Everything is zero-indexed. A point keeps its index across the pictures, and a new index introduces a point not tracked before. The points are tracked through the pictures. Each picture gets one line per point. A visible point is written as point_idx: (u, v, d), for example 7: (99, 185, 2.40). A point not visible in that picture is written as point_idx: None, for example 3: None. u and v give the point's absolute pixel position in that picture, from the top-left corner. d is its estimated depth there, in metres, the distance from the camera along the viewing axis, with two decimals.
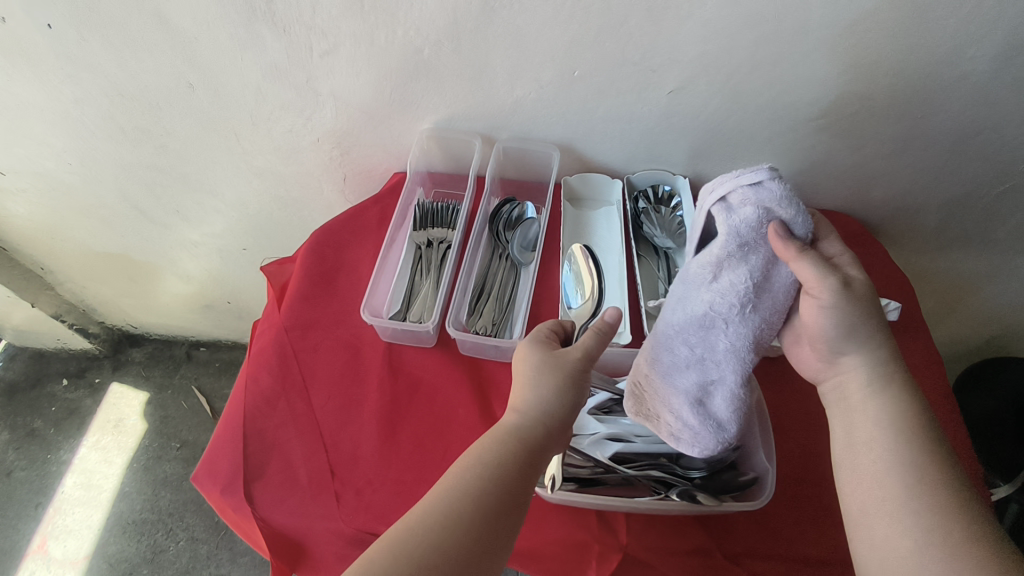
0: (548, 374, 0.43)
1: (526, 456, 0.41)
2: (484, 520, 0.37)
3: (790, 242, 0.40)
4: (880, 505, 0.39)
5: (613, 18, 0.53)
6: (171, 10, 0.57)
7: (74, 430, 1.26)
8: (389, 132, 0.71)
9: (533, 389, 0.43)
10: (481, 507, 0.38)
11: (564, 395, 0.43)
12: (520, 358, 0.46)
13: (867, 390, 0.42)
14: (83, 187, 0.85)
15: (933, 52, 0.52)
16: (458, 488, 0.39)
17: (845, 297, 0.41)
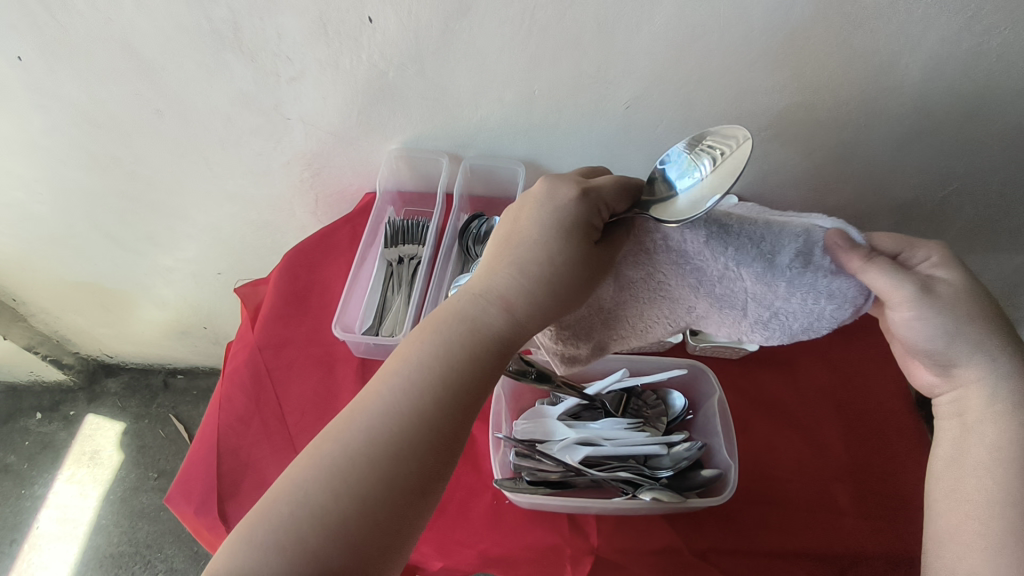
0: (538, 260, 0.41)
1: (466, 348, 0.41)
2: (415, 433, 0.39)
3: (855, 248, 0.38)
4: (967, 551, 0.41)
5: (568, 37, 0.55)
6: (140, 39, 0.58)
7: (49, 464, 1.24)
8: (358, 152, 0.72)
9: (510, 277, 0.42)
10: (415, 421, 0.39)
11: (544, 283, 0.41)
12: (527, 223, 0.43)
13: (987, 400, 0.42)
14: (54, 216, 0.85)
15: (868, 63, 0.55)
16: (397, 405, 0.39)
17: (932, 302, 0.39)
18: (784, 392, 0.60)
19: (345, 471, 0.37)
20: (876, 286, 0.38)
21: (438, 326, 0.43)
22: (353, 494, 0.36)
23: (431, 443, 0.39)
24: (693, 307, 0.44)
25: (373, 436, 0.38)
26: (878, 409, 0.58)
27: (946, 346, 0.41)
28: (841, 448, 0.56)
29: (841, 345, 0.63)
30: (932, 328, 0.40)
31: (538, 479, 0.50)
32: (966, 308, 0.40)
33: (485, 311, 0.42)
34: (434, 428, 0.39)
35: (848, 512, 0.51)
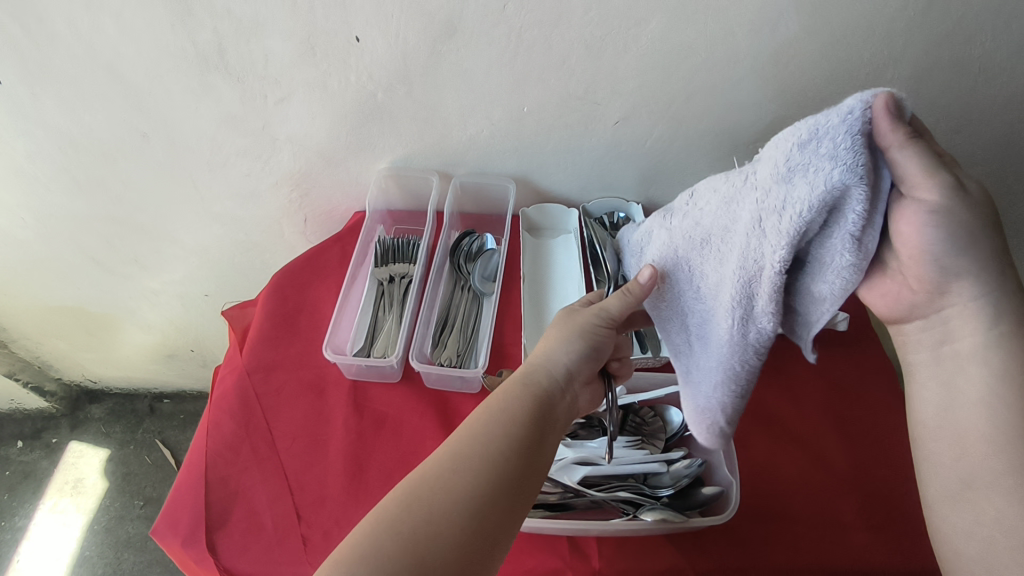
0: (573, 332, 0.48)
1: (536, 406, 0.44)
2: (515, 461, 0.40)
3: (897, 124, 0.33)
4: (985, 508, 0.38)
5: (556, 56, 0.55)
6: (124, 63, 0.58)
7: (30, 494, 1.21)
8: (347, 172, 0.71)
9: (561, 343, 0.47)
10: (514, 446, 0.40)
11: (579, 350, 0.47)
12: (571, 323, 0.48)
13: (988, 333, 0.38)
14: (36, 242, 0.83)
15: (855, 77, 0.56)
16: (493, 434, 0.41)
17: (954, 201, 0.35)
18: (782, 407, 0.59)
19: (458, 494, 0.37)
20: (898, 171, 0.34)
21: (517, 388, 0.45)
22: (471, 513, 0.37)
23: (525, 466, 0.40)
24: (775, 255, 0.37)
25: (475, 464, 0.39)
26: (878, 421, 0.58)
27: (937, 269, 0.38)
28: (842, 462, 0.55)
29: (836, 358, 0.63)
30: (941, 239, 0.36)
31: (536, 502, 0.49)
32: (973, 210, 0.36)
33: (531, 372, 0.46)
34: (526, 456, 0.41)
35: (853, 527, 0.50)
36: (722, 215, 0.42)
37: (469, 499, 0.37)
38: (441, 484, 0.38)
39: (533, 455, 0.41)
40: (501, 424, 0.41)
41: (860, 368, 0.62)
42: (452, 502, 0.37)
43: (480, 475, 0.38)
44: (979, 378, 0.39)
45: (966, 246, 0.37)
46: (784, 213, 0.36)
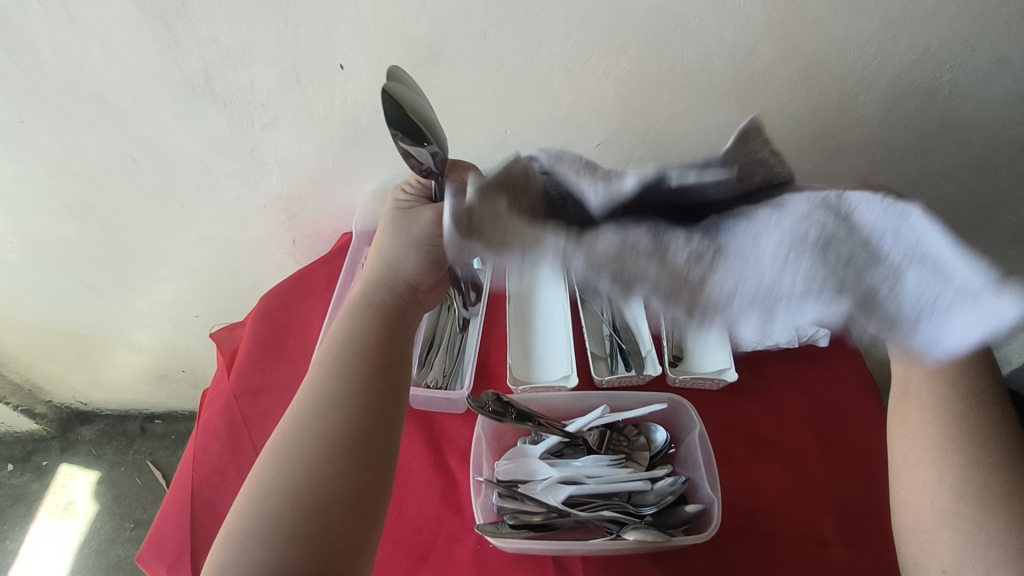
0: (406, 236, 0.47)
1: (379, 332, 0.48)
2: (379, 343, 0.47)
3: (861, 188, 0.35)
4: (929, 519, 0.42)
5: (537, 80, 0.57)
6: (113, 90, 0.59)
7: (19, 518, 1.20)
8: (334, 195, 0.72)
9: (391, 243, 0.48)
10: (372, 330, 0.47)
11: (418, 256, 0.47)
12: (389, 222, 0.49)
13: None
14: (26, 265, 0.84)
15: (829, 98, 0.58)
16: (355, 330, 0.47)
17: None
18: (766, 423, 0.60)
19: (338, 388, 0.45)
20: None
21: (352, 323, 0.48)
22: (356, 395, 0.44)
23: (388, 376, 0.47)
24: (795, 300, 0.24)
25: (345, 359, 0.46)
26: (860, 436, 0.59)
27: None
28: (824, 478, 0.56)
29: (818, 376, 0.64)
30: None
31: (521, 522, 0.49)
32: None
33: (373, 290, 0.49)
34: (388, 338, 0.48)
35: (835, 543, 0.51)
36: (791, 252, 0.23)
37: (345, 385, 0.45)
38: (315, 407, 0.44)
39: (392, 330, 0.48)
40: (359, 322, 0.48)
41: (842, 385, 0.63)
42: (333, 395, 0.44)
43: (346, 364, 0.46)
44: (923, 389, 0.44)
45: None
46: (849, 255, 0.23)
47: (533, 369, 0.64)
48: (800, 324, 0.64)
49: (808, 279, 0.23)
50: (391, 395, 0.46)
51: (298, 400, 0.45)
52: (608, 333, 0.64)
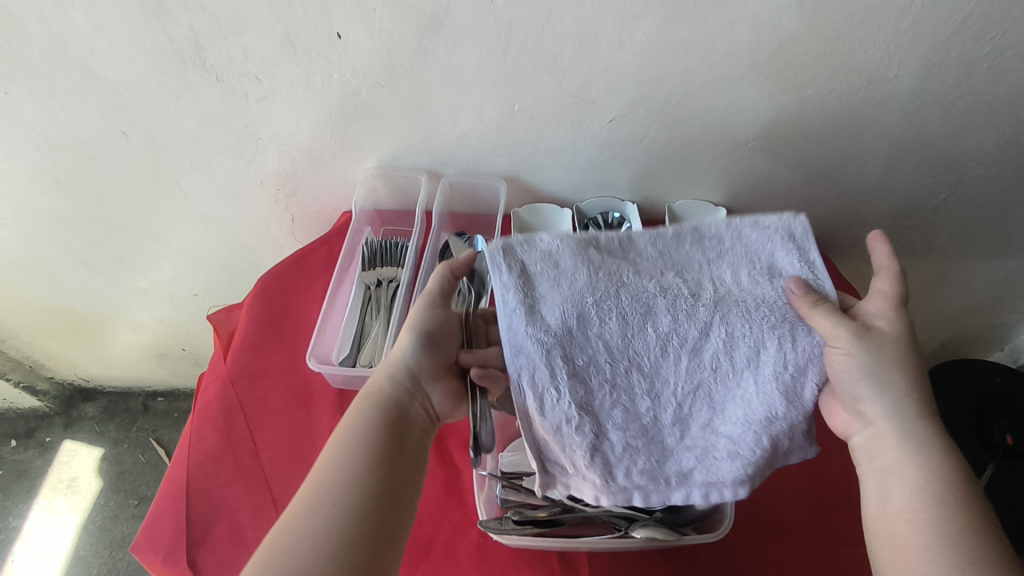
0: (411, 346, 0.47)
1: (390, 430, 0.44)
2: (382, 450, 0.42)
3: (807, 295, 0.40)
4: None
5: (547, 52, 0.53)
6: (100, 61, 0.55)
7: (24, 494, 1.20)
8: (333, 172, 0.69)
9: (398, 364, 0.46)
10: (371, 440, 0.43)
11: (424, 363, 0.47)
12: (403, 332, 0.48)
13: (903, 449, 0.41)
14: (20, 242, 0.82)
15: (859, 73, 0.54)
16: (354, 442, 0.42)
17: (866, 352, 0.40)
18: None
19: (332, 504, 0.39)
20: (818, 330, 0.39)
21: (366, 415, 0.44)
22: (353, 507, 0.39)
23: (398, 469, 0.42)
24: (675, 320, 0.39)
25: (343, 473, 0.41)
26: None
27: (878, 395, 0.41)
28: (841, 475, 0.54)
29: None
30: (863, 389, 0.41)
31: (525, 518, 0.47)
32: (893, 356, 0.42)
33: (368, 400, 0.45)
34: (393, 446, 0.43)
35: (849, 540, 0.49)
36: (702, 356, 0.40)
37: (341, 500, 0.39)
38: (318, 495, 0.40)
39: (396, 435, 0.44)
40: (358, 433, 0.43)
41: None
42: (332, 505, 0.39)
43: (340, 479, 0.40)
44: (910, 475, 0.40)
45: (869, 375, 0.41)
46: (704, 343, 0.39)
47: None
48: None
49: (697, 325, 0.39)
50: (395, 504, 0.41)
51: (290, 509, 0.40)
52: None
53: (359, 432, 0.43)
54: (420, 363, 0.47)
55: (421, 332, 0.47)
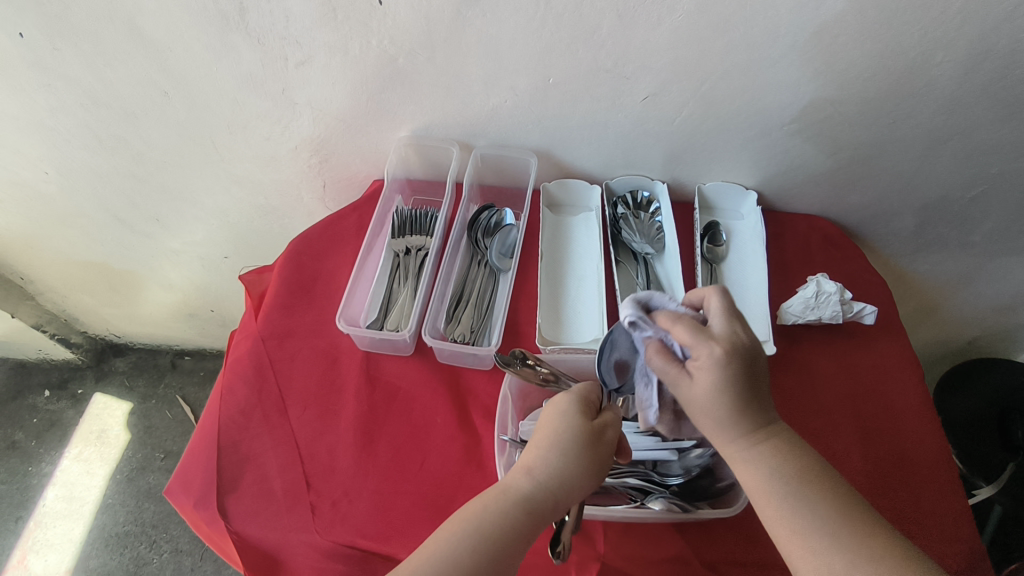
0: (578, 449, 0.41)
1: (529, 517, 0.40)
2: (498, 559, 0.38)
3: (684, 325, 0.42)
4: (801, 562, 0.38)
5: (586, 25, 0.53)
6: (144, 19, 0.56)
7: (56, 442, 1.24)
8: (367, 139, 0.70)
9: (559, 458, 0.41)
10: (495, 537, 0.38)
11: (581, 478, 0.41)
12: (559, 410, 0.43)
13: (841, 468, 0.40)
14: (60, 197, 0.84)
15: (903, 58, 0.53)
16: (476, 528, 0.39)
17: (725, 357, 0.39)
18: (801, 399, 0.58)
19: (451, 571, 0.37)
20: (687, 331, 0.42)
21: (517, 487, 0.40)
22: None
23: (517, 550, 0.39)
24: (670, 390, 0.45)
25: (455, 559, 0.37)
26: (896, 420, 0.57)
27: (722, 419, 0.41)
28: (858, 462, 0.54)
29: (861, 352, 0.61)
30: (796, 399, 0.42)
31: None
32: (712, 386, 0.39)
33: (517, 482, 0.41)
34: (509, 556, 0.38)
35: None
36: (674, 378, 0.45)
37: None
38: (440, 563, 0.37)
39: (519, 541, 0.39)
40: (493, 516, 0.39)
41: (883, 365, 0.60)
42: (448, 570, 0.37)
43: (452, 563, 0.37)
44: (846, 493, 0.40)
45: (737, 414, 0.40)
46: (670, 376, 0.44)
47: (564, 331, 0.61)
48: (845, 300, 0.60)
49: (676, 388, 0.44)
50: None
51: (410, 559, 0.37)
52: None
53: (491, 516, 0.39)
54: (577, 480, 0.41)
55: (597, 437, 0.42)
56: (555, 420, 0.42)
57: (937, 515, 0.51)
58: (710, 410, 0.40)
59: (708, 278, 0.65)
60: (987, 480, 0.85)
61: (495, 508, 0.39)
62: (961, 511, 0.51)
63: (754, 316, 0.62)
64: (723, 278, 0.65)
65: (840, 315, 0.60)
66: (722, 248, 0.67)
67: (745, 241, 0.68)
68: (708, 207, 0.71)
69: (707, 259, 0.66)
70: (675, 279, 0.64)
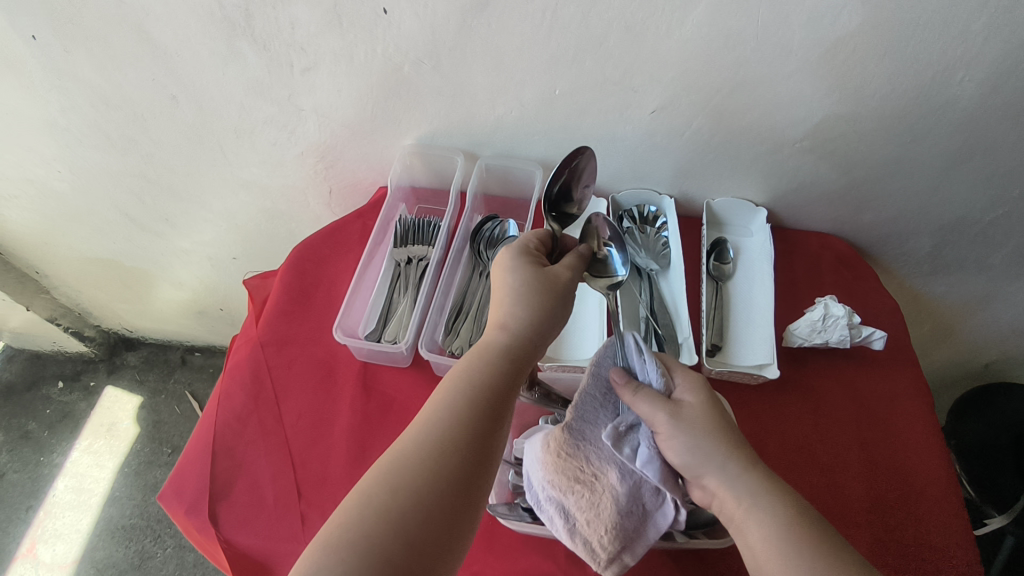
0: (528, 292, 0.44)
1: (506, 363, 0.41)
2: (490, 396, 0.39)
3: (629, 383, 0.43)
4: None
5: (593, 36, 0.52)
6: (154, 24, 0.57)
7: (67, 433, 1.26)
8: (372, 146, 0.70)
9: (519, 307, 0.43)
10: (482, 382, 0.40)
11: (542, 322, 0.43)
12: (501, 266, 0.46)
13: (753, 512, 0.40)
14: (74, 195, 0.85)
15: (921, 76, 0.51)
16: (462, 385, 0.40)
17: (681, 420, 0.42)
18: (804, 424, 0.56)
19: (448, 419, 0.38)
20: (641, 411, 0.43)
21: (485, 345, 0.42)
22: (454, 447, 0.37)
23: (503, 390, 0.40)
24: (603, 510, 0.41)
25: (454, 402, 0.39)
26: (903, 447, 0.55)
27: (726, 472, 0.41)
28: (861, 491, 0.53)
29: (869, 376, 0.60)
30: (711, 459, 0.41)
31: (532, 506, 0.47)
32: (703, 428, 0.42)
33: (492, 336, 0.43)
34: (501, 392, 0.40)
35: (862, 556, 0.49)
36: (603, 499, 0.41)
37: (444, 441, 0.37)
38: (439, 416, 0.38)
39: (509, 396, 0.40)
40: (477, 367, 0.41)
41: (890, 389, 0.59)
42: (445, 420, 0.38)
43: (448, 432, 0.37)
44: (759, 530, 0.39)
45: (726, 455, 0.42)
46: (605, 495, 0.41)
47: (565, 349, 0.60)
48: (853, 323, 0.58)
49: (596, 501, 0.41)
50: (489, 452, 0.38)
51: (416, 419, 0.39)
52: (643, 315, 0.61)
53: (470, 371, 0.40)
54: (542, 317, 0.44)
55: (550, 280, 0.45)
56: (501, 275, 0.46)
57: (943, 549, 0.49)
58: (693, 450, 0.41)
59: (713, 296, 0.63)
60: (999, 511, 0.83)
61: (470, 360, 0.41)
62: (968, 545, 0.50)
63: (760, 337, 0.60)
64: (729, 297, 0.64)
65: (848, 339, 0.58)
66: (729, 266, 0.66)
67: (753, 259, 0.67)
68: (717, 222, 0.70)
69: (713, 277, 0.65)
70: (680, 298, 0.62)
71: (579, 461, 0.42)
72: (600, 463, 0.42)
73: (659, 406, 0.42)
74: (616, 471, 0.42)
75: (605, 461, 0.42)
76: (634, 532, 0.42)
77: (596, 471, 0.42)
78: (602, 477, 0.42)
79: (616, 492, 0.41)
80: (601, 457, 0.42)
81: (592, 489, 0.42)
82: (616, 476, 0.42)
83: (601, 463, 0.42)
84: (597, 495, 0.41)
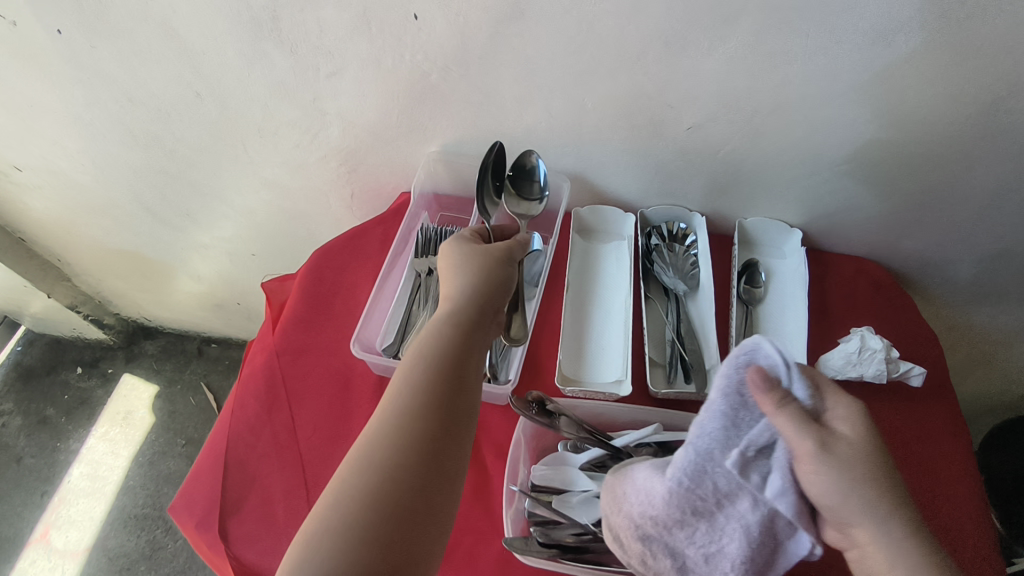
0: (468, 269, 0.50)
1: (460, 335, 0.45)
2: (441, 364, 0.43)
3: (773, 390, 0.32)
4: None
5: (630, 50, 0.50)
6: (179, 22, 0.56)
7: (84, 420, 1.28)
8: (396, 152, 0.68)
9: (464, 285, 0.49)
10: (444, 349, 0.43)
11: (482, 301, 0.48)
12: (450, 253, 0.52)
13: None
14: (96, 187, 0.85)
15: (976, 103, 0.48)
16: (425, 351, 0.43)
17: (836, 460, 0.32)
18: None
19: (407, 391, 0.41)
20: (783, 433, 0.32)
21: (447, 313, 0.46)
22: (413, 413, 0.40)
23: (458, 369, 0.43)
24: (725, 544, 0.36)
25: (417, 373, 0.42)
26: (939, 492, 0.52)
27: (881, 527, 0.33)
28: None
29: (904, 414, 0.57)
30: (859, 496, 0.32)
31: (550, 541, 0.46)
32: (854, 470, 0.32)
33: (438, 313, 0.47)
34: (456, 352, 0.44)
35: None
36: (727, 532, 0.35)
37: (404, 411, 0.40)
38: (401, 385, 0.42)
39: (459, 370, 0.43)
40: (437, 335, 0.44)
41: (926, 429, 0.56)
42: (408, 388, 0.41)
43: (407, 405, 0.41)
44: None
45: (885, 510, 0.33)
46: (726, 526, 0.35)
47: (587, 370, 0.58)
48: (891, 357, 0.56)
49: (717, 531, 0.36)
50: (446, 429, 0.40)
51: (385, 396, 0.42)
52: (669, 338, 0.59)
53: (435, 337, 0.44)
54: (475, 298, 0.48)
55: (491, 267, 0.50)
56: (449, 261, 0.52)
57: None
58: (834, 489, 0.32)
59: (742, 320, 0.61)
60: None
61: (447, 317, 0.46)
62: None
63: None
64: (760, 321, 0.62)
65: (884, 374, 0.56)
66: (761, 290, 0.63)
67: (786, 282, 0.64)
68: (750, 242, 0.67)
69: (743, 299, 0.62)
70: (709, 321, 0.60)
71: (696, 493, 0.35)
72: (717, 490, 0.35)
73: (807, 431, 0.32)
74: (749, 500, 0.34)
75: (728, 490, 0.35)
76: (766, 562, 0.36)
77: (719, 503, 0.35)
78: (720, 505, 0.35)
79: (748, 522, 0.34)
80: (722, 483, 0.34)
81: (709, 521, 0.36)
82: (743, 504, 0.34)
83: (723, 494, 0.35)
84: (717, 527, 0.36)
